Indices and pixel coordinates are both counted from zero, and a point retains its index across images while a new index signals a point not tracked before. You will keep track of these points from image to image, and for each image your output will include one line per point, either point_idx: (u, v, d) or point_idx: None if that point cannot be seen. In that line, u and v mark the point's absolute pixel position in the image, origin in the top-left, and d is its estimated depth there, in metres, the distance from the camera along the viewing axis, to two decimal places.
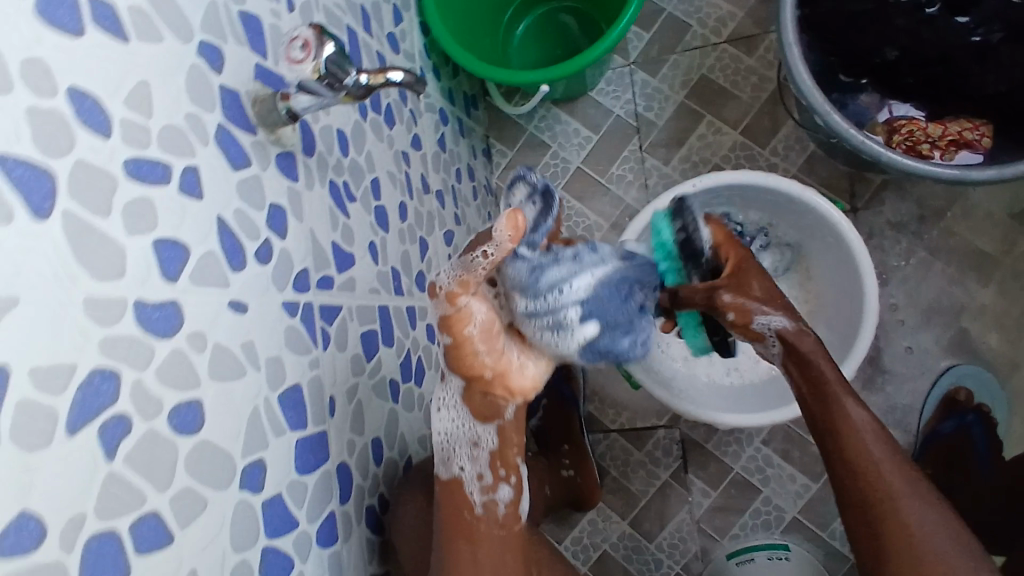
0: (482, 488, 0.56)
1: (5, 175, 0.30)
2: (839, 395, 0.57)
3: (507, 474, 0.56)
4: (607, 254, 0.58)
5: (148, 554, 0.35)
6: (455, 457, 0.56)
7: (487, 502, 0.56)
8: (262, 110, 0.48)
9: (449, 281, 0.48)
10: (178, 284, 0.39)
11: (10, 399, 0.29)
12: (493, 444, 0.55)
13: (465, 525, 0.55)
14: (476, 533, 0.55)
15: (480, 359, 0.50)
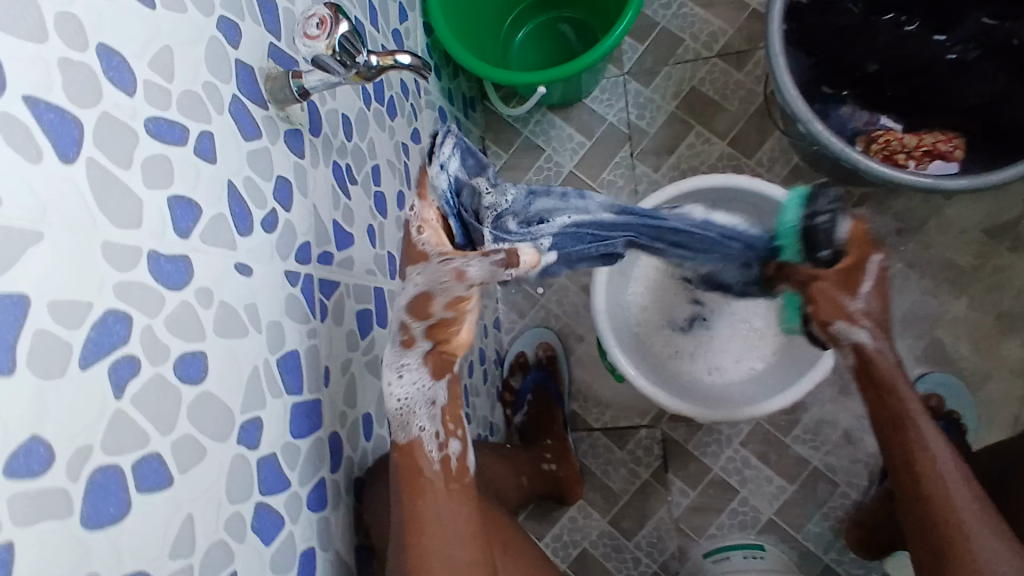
0: (437, 444, 0.55)
1: (36, 118, 0.32)
2: (916, 419, 0.58)
3: (455, 428, 0.56)
4: (596, 203, 0.62)
5: (148, 493, 0.37)
6: (414, 419, 0.55)
7: (442, 457, 0.55)
8: (274, 86, 0.50)
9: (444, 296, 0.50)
10: (189, 241, 0.41)
11: (29, 326, 0.31)
12: (445, 399, 0.55)
13: (421, 481, 0.54)
14: (426, 491, 0.53)
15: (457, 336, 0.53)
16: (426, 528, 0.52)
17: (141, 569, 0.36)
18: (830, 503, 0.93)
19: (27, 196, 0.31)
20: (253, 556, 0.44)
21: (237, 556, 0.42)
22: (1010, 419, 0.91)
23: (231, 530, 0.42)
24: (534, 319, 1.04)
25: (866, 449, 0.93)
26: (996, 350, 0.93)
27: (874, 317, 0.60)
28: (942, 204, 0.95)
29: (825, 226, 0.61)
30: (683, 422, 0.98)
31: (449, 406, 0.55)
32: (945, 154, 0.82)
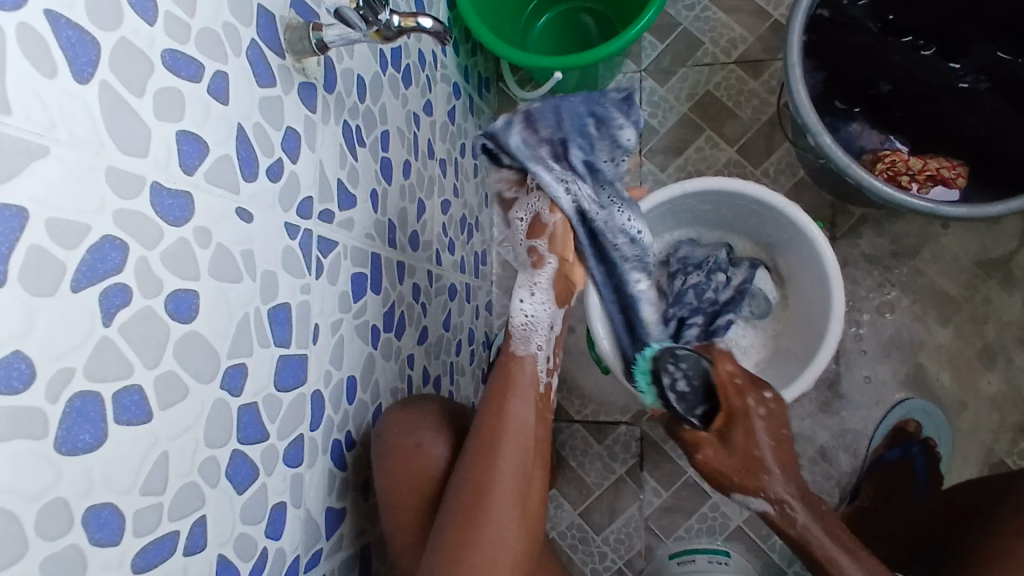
0: (545, 371, 0.66)
1: (55, 34, 0.32)
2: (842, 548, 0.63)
3: (556, 365, 0.68)
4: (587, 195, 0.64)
5: (128, 425, 0.36)
6: (534, 337, 0.67)
7: (545, 382, 0.66)
8: (293, 36, 0.50)
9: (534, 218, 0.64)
10: (194, 178, 0.41)
11: (24, 240, 0.30)
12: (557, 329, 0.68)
13: (515, 388, 0.64)
14: (513, 400, 0.63)
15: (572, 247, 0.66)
16: (508, 428, 0.61)
17: (111, 501, 0.35)
18: None
19: (36, 109, 0.31)
20: (224, 503, 0.43)
21: (208, 501, 0.42)
22: (982, 450, 0.92)
23: (204, 474, 0.42)
24: None
25: (840, 467, 0.95)
26: (976, 381, 0.94)
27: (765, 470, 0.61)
28: (938, 233, 0.96)
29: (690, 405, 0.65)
30: (662, 423, 0.98)
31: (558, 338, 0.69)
32: (948, 180, 0.82)
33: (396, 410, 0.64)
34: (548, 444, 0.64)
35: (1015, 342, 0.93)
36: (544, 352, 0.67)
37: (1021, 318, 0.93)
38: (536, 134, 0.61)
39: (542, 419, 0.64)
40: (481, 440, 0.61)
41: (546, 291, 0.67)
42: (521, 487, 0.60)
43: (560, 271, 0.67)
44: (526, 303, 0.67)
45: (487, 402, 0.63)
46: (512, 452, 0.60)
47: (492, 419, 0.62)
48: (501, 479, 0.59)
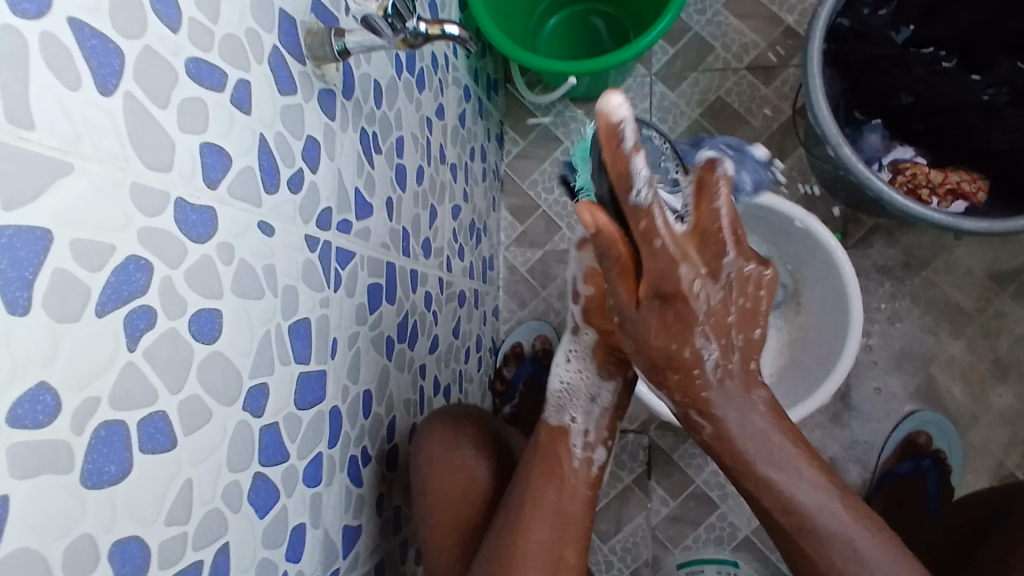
0: (585, 444, 0.65)
1: (78, 42, 0.30)
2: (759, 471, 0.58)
3: (606, 439, 0.66)
4: None
5: (152, 453, 0.35)
6: (569, 407, 0.66)
7: (584, 457, 0.64)
8: (314, 42, 0.48)
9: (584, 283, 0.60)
10: (218, 191, 0.39)
11: (48, 264, 0.29)
12: (608, 402, 0.67)
13: (557, 464, 0.63)
14: (557, 471, 0.63)
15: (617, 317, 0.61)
16: (542, 500, 0.61)
17: (135, 533, 0.34)
18: None
19: (58, 122, 0.29)
20: (246, 529, 0.42)
21: (231, 527, 0.40)
22: (992, 463, 0.93)
23: (227, 499, 0.40)
24: (534, 311, 1.03)
25: (849, 477, 0.95)
26: (986, 394, 0.94)
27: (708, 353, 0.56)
28: (951, 244, 0.95)
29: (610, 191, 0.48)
30: (671, 432, 0.98)
31: (608, 411, 0.67)
32: (967, 194, 0.82)
33: (440, 424, 0.67)
34: (586, 521, 0.62)
35: None
36: (584, 426, 0.65)
37: None
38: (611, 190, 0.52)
39: (579, 496, 0.62)
40: (512, 508, 0.61)
41: (585, 359, 0.66)
42: (548, 565, 0.60)
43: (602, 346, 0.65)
44: (562, 369, 0.67)
45: (529, 467, 0.63)
46: (541, 527, 0.60)
47: (526, 489, 0.62)
48: (527, 554, 0.59)
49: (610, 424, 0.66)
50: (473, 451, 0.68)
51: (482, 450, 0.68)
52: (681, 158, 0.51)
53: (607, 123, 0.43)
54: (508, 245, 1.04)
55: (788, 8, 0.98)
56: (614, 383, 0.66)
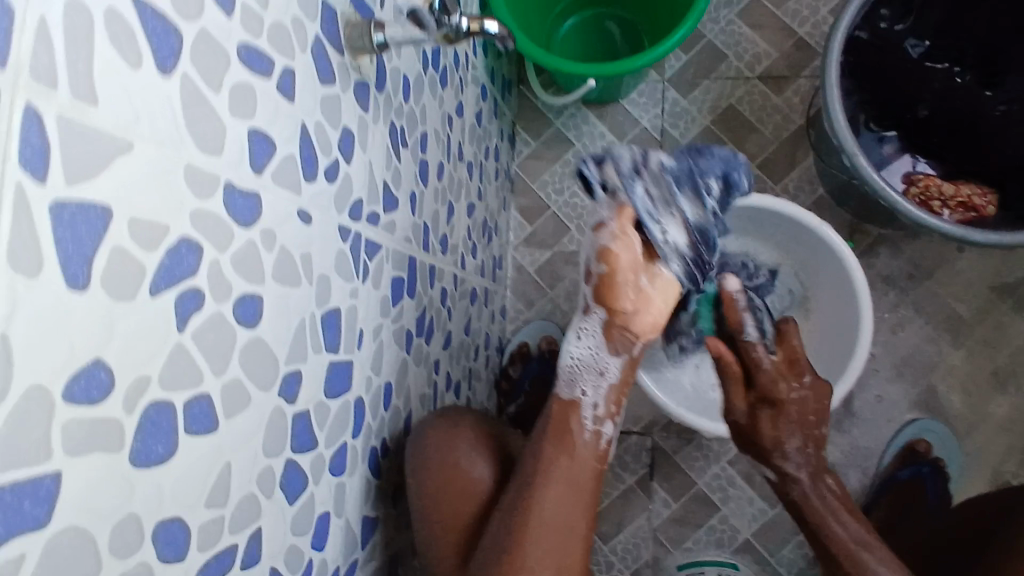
0: (595, 418, 0.65)
1: (141, 21, 0.30)
2: (827, 522, 0.67)
3: (614, 414, 0.66)
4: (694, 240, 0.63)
5: (196, 436, 0.34)
6: (580, 381, 0.66)
7: (594, 430, 0.65)
8: (353, 34, 0.48)
9: (596, 261, 0.62)
10: (262, 177, 0.39)
11: (107, 240, 0.29)
12: (616, 376, 0.67)
13: (567, 438, 0.64)
14: (569, 445, 0.63)
15: (627, 295, 0.63)
16: (553, 478, 0.61)
17: (178, 515, 0.34)
18: None
19: (119, 100, 0.29)
20: (277, 516, 0.42)
21: (264, 512, 0.41)
22: (989, 472, 0.94)
23: (262, 485, 0.40)
24: (541, 310, 1.04)
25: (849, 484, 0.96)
26: (984, 404, 0.96)
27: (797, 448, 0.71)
28: (954, 256, 0.97)
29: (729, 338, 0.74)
30: (675, 434, 0.98)
31: (616, 386, 0.67)
32: (978, 208, 0.82)
33: (438, 423, 0.66)
34: (595, 493, 0.63)
35: None
36: (594, 399, 0.66)
37: None
38: (662, 188, 0.61)
39: (590, 467, 0.63)
40: (522, 482, 0.61)
41: (596, 336, 0.66)
42: (561, 535, 0.60)
43: (610, 322, 0.65)
44: (573, 345, 0.67)
45: (539, 442, 0.64)
46: (553, 498, 0.60)
47: (535, 463, 0.62)
48: (542, 527, 0.59)
49: (618, 399, 0.67)
50: (471, 448, 0.67)
51: (478, 440, 0.68)
52: (705, 161, 0.64)
53: (729, 297, 0.72)
54: (517, 244, 1.05)
55: (800, 19, 1.00)
56: (623, 359, 0.66)
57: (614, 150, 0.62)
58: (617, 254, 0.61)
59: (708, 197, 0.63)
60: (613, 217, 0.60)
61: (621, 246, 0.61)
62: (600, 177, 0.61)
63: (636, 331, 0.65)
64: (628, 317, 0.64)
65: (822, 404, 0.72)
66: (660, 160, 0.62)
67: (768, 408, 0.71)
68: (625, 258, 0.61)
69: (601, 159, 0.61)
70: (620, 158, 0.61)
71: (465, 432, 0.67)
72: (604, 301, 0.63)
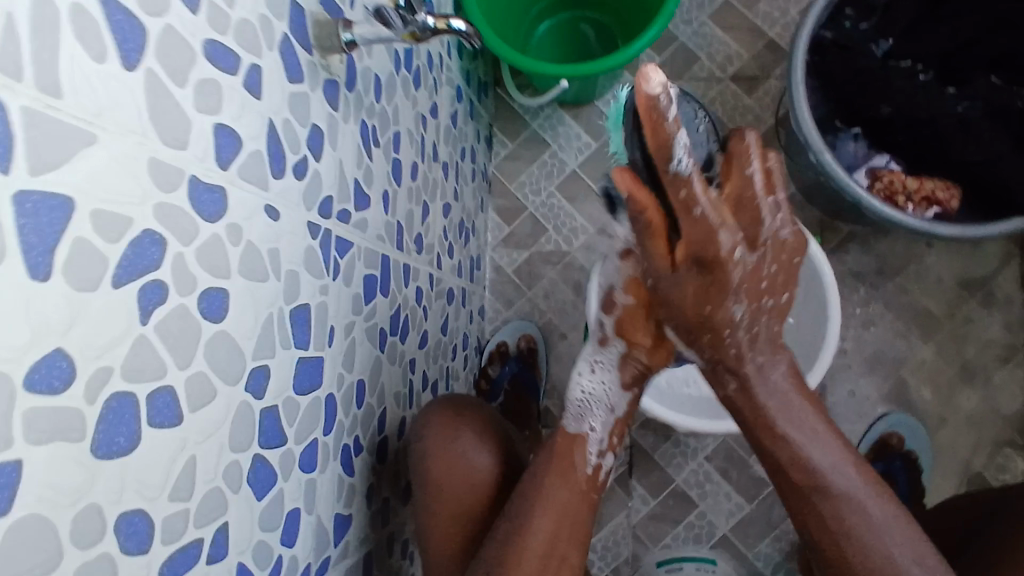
0: (598, 451, 0.66)
1: (107, 16, 0.31)
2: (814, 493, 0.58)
3: (615, 448, 0.68)
4: None
5: (159, 429, 0.35)
6: (589, 415, 0.68)
7: (596, 463, 0.66)
8: (322, 33, 0.49)
9: (623, 293, 0.64)
10: (229, 172, 0.40)
11: (69, 231, 0.29)
12: (623, 412, 0.69)
13: (568, 466, 0.64)
14: (569, 472, 0.63)
15: (647, 331, 0.64)
16: (548, 506, 0.61)
17: (141, 507, 0.34)
18: (783, 526, 0.96)
19: (83, 93, 0.29)
20: (244, 509, 0.42)
21: (230, 506, 0.41)
22: (960, 464, 0.96)
23: (228, 478, 0.40)
24: (519, 310, 1.05)
25: None
26: (955, 397, 0.97)
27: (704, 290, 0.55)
28: (923, 252, 0.99)
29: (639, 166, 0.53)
30: (652, 431, 0.99)
31: (621, 421, 0.69)
32: (942, 202, 0.85)
33: (441, 413, 0.68)
34: (588, 521, 0.63)
35: (992, 360, 0.97)
36: (600, 435, 0.67)
37: (999, 337, 0.97)
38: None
39: (583, 497, 0.63)
40: (519, 505, 0.62)
41: (609, 369, 0.68)
42: (551, 566, 0.60)
43: (627, 356, 0.67)
44: (585, 378, 0.69)
45: (538, 467, 0.64)
46: (545, 525, 0.60)
47: (533, 487, 0.62)
48: (529, 554, 0.59)
49: (621, 432, 0.69)
50: (471, 439, 0.68)
51: (484, 439, 0.69)
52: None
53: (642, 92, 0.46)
54: (495, 245, 1.06)
55: (770, 21, 1.01)
56: (631, 396, 0.68)
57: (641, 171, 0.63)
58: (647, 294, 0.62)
59: None
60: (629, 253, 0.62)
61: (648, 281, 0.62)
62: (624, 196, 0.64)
63: (649, 365, 0.67)
64: (644, 352, 0.66)
65: (784, 255, 0.54)
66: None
67: (699, 265, 0.54)
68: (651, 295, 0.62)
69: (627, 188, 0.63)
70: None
71: (470, 428, 0.68)
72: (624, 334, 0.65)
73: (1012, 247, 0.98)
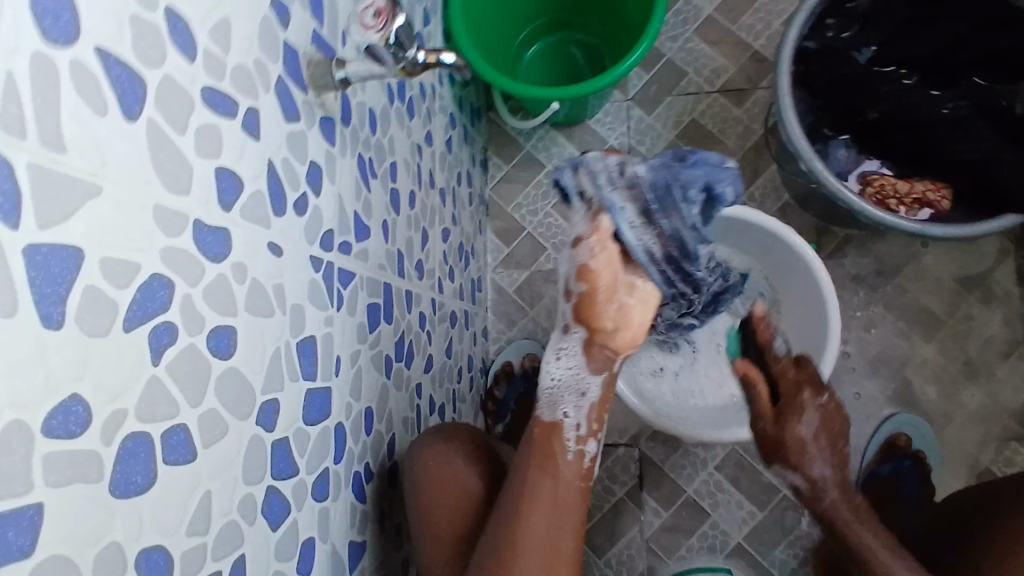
0: (577, 438, 0.66)
1: (106, 71, 0.32)
2: (851, 526, 0.71)
3: (596, 432, 0.67)
4: (668, 250, 0.66)
5: (174, 465, 0.35)
6: (562, 403, 0.67)
7: (577, 451, 0.66)
8: (315, 72, 0.50)
9: (574, 278, 0.61)
10: (232, 213, 0.41)
11: (79, 279, 0.30)
12: (598, 395, 0.67)
13: (550, 459, 0.64)
14: (553, 464, 0.64)
15: (607, 314, 0.61)
16: (537, 502, 0.62)
17: (159, 543, 0.35)
18: (797, 532, 0.96)
19: (87, 148, 0.31)
20: (261, 541, 0.43)
21: (246, 538, 0.41)
22: (970, 461, 0.96)
23: (243, 511, 0.41)
24: (523, 329, 1.06)
25: None
26: (960, 394, 0.98)
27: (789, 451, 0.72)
28: (919, 251, 1.00)
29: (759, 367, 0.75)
30: (661, 443, 1.00)
31: (596, 404, 0.67)
32: (933, 203, 0.86)
33: (429, 437, 0.68)
34: (579, 513, 0.64)
35: (995, 356, 0.98)
36: (575, 420, 0.66)
37: (1000, 332, 0.98)
38: (640, 201, 0.63)
39: (574, 488, 0.64)
40: (507, 509, 0.63)
41: (576, 356, 0.66)
42: (547, 558, 0.61)
43: (590, 343, 0.64)
44: (553, 366, 0.66)
45: (523, 463, 0.65)
46: (536, 524, 0.61)
47: (521, 485, 0.63)
48: (524, 552, 0.60)
49: (600, 416, 0.67)
50: (466, 460, 0.68)
51: (469, 453, 0.69)
52: (689, 172, 0.64)
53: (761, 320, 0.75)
54: (495, 266, 1.07)
55: (755, 33, 1.03)
56: (602, 377, 0.66)
57: (588, 160, 0.62)
58: (599, 273, 0.60)
59: (688, 210, 0.65)
60: (589, 231, 0.60)
61: (599, 262, 0.60)
62: (577, 186, 0.62)
63: (616, 349, 0.64)
64: (609, 336, 0.63)
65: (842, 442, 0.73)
66: (639, 174, 0.63)
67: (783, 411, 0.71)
68: (604, 275, 0.60)
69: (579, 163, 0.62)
70: (597, 167, 0.62)
71: (456, 445, 0.68)
72: (584, 320, 0.62)
73: (1007, 243, 0.99)
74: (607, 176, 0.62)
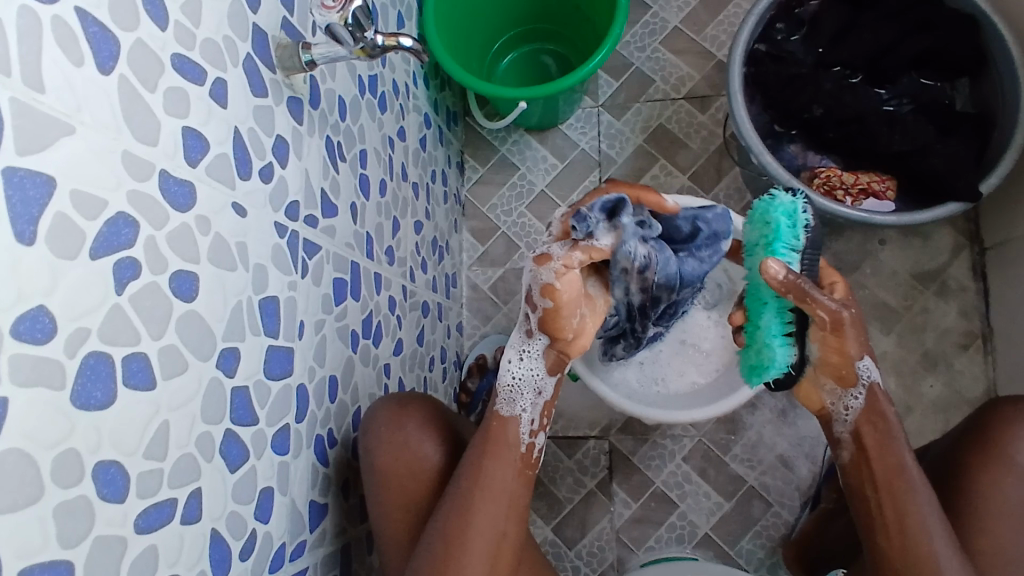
0: (531, 431, 0.68)
1: (83, 28, 0.36)
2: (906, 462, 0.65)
3: (546, 425, 0.70)
4: (639, 308, 0.75)
5: (134, 389, 0.38)
6: (519, 400, 0.69)
7: (530, 443, 0.68)
8: (284, 54, 0.54)
9: (540, 293, 0.63)
10: (197, 170, 0.44)
11: (51, 206, 0.33)
12: (551, 394, 0.70)
13: (500, 450, 0.66)
14: (504, 456, 0.66)
15: (570, 325, 0.65)
16: (486, 492, 0.64)
17: (117, 460, 0.37)
18: (763, 522, 0.98)
19: (63, 93, 0.34)
20: (217, 479, 0.46)
21: (204, 474, 0.44)
22: None
23: (200, 447, 0.44)
24: (497, 325, 1.09)
25: (800, 473, 0.98)
26: (919, 385, 1.01)
27: (869, 348, 0.65)
28: (876, 249, 1.05)
29: (810, 259, 0.65)
30: (631, 435, 1.02)
31: (549, 401, 0.70)
32: (878, 193, 0.91)
33: (383, 406, 0.69)
34: (525, 499, 0.67)
35: (952, 347, 1.02)
36: (531, 416, 0.69)
37: (956, 325, 1.02)
38: (641, 283, 0.70)
39: (521, 477, 0.66)
40: (457, 496, 0.64)
41: (536, 357, 0.69)
42: (493, 543, 0.64)
43: (553, 346, 0.68)
44: (514, 366, 0.69)
45: (473, 451, 0.66)
46: (485, 511, 0.64)
47: (470, 474, 0.65)
48: (472, 537, 0.63)
49: (548, 412, 0.71)
50: (418, 431, 0.69)
51: (427, 422, 0.70)
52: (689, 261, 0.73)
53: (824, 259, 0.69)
54: (471, 264, 1.10)
55: (717, 44, 1.09)
56: (558, 377, 0.70)
57: (623, 237, 0.64)
58: (569, 303, 0.63)
59: (672, 291, 0.74)
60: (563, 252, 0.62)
61: (563, 283, 0.62)
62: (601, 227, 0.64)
63: (568, 352, 0.68)
64: (567, 343, 0.67)
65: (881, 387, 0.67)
66: (651, 261, 0.68)
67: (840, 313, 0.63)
68: (568, 293, 0.62)
69: (617, 217, 0.64)
70: (624, 255, 0.66)
71: (412, 414, 0.69)
72: (549, 329, 0.66)
73: (961, 238, 1.04)
74: (632, 261, 0.67)
